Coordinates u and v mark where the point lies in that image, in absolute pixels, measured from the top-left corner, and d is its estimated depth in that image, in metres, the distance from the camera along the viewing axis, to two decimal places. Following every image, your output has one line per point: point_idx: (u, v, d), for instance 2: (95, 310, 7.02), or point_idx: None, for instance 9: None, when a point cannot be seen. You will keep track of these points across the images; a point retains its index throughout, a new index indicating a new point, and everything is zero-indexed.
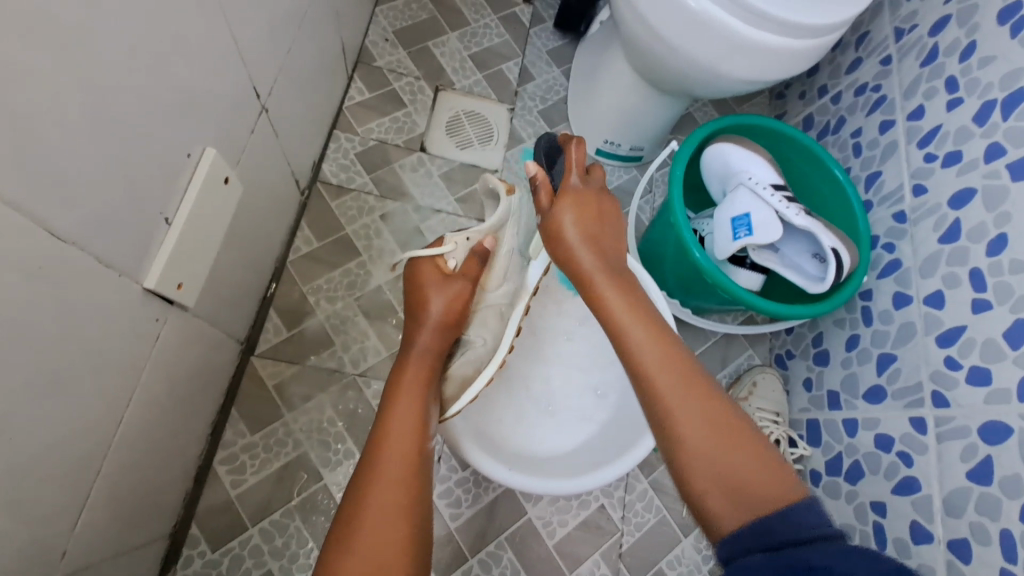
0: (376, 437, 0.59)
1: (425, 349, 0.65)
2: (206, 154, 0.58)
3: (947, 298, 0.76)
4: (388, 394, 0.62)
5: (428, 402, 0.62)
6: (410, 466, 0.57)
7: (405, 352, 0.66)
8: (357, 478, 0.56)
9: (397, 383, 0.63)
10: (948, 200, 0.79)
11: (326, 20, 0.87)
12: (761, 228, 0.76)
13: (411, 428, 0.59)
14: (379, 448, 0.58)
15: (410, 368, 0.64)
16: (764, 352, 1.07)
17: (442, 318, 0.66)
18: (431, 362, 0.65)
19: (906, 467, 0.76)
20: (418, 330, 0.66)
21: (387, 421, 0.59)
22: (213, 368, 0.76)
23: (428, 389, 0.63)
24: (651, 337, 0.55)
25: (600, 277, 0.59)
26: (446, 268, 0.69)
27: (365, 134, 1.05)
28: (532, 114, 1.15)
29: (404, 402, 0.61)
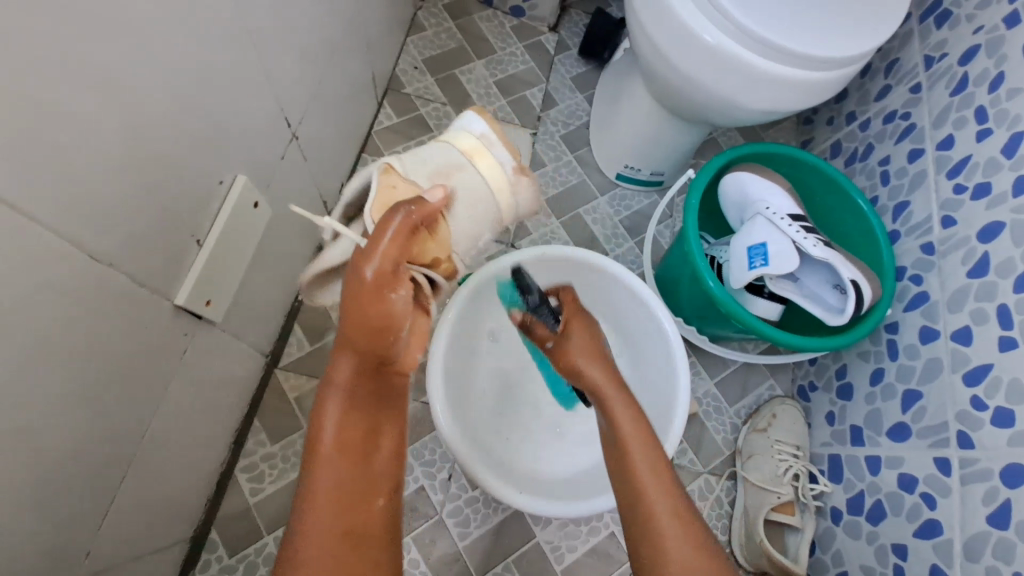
0: (297, 510, 0.46)
1: (347, 393, 0.47)
2: (237, 181, 0.62)
3: (975, 334, 0.73)
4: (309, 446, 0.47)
5: (353, 457, 0.47)
6: (361, 560, 0.45)
7: (325, 393, 0.47)
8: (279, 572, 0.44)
9: (313, 445, 0.47)
10: (977, 233, 0.76)
11: (356, 52, 0.92)
12: (778, 259, 0.75)
13: (339, 511, 0.46)
14: (295, 539, 0.44)
15: (328, 413, 0.47)
16: (786, 382, 1.04)
17: (374, 353, 0.47)
18: (353, 401, 0.48)
19: (929, 509, 0.73)
20: (338, 358, 0.47)
21: (308, 493, 0.46)
22: (238, 378, 0.80)
23: (360, 437, 0.48)
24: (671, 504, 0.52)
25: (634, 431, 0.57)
26: (349, 279, 0.45)
27: (392, 157, 1.10)
28: (554, 139, 1.18)
29: (326, 470, 0.46)
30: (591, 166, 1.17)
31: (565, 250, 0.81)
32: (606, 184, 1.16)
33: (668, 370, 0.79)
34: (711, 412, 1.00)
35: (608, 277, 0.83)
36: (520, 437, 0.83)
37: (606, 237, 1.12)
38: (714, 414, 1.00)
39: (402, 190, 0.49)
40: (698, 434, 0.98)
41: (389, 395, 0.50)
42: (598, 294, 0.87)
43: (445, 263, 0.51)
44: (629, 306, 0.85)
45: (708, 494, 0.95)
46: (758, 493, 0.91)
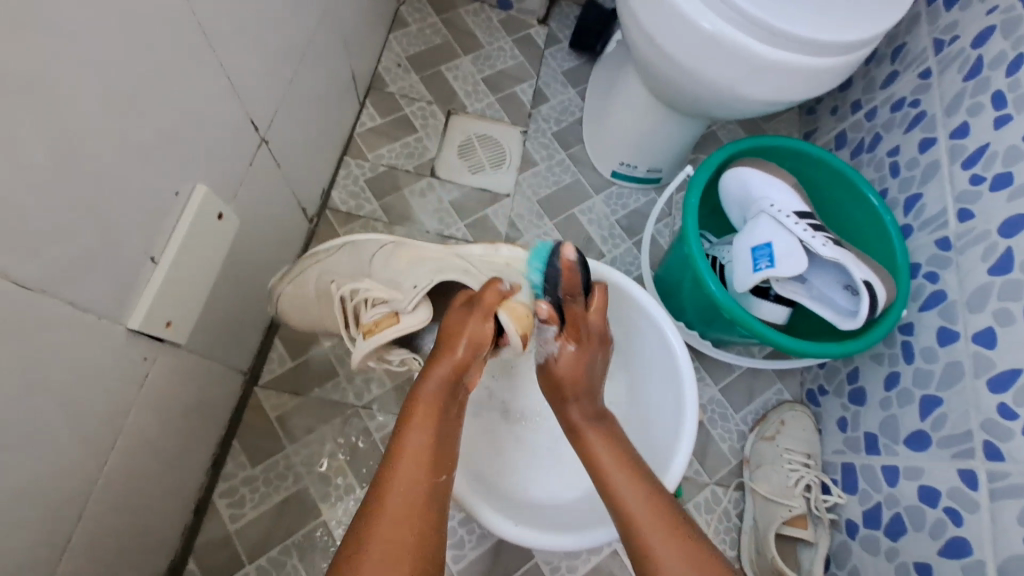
0: (383, 466, 0.49)
1: (437, 384, 0.54)
2: (195, 191, 0.57)
3: (1000, 336, 0.68)
4: (400, 421, 0.52)
5: (444, 436, 0.52)
6: (426, 516, 0.47)
7: (415, 387, 0.54)
8: (358, 519, 0.46)
9: (406, 413, 0.52)
10: (998, 227, 0.71)
11: (332, 50, 0.87)
12: (784, 260, 0.70)
13: (425, 471, 0.49)
14: (381, 494, 0.47)
15: (421, 408, 0.53)
16: (794, 386, 0.99)
17: (461, 366, 0.55)
18: (445, 400, 0.54)
19: (955, 526, 0.68)
20: (439, 362, 0.55)
21: (396, 457, 0.49)
22: (213, 400, 0.75)
23: (443, 424, 0.53)
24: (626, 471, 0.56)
25: (585, 421, 0.61)
26: (461, 338, 0.55)
27: (375, 160, 1.05)
28: (546, 137, 1.13)
29: (419, 432, 0.51)
30: (585, 163, 1.12)
31: None
32: (601, 182, 1.11)
33: (673, 388, 0.73)
34: (716, 419, 0.95)
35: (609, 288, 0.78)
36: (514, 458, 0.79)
37: (601, 237, 1.07)
38: (719, 421, 0.95)
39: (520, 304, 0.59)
40: (703, 443, 0.93)
41: (461, 406, 0.57)
42: (601, 304, 0.82)
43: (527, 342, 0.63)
44: (632, 318, 0.79)
45: (714, 507, 0.90)
46: (767, 506, 0.86)
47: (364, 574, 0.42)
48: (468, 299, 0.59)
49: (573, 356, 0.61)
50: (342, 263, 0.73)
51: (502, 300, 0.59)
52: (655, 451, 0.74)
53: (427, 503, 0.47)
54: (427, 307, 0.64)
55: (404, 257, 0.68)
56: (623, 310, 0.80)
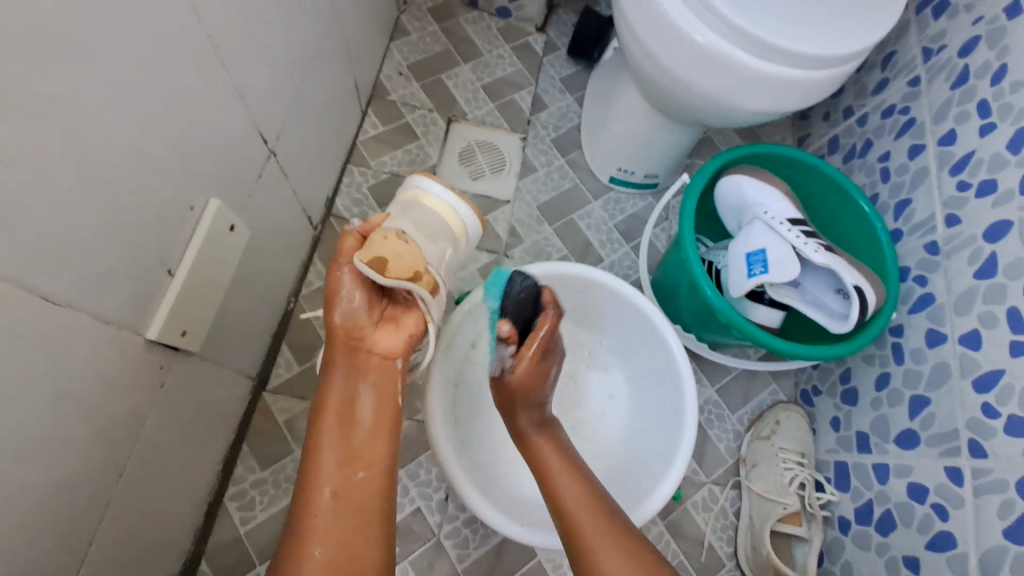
0: (307, 468, 0.58)
1: (343, 386, 0.61)
2: (210, 205, 0.60)
3: (984, 338, 0.71)
4: (315, 417, 0.60)
5: (356, 428, 0.59)
6: (367, 503, 0.57)
7: (325, 387, 0.61)
8: (295, 521, 0.55)
9: (319, 415, 0.60)
10: (984, 232, 0.74)
11: (336, 61, 0.89)
12: (778, 265, 0.72)
13: (341, 467, 0.58)
14: (310, 490, 0.57)
15: (331, 407, 0.60)
16: (789, 386, 1.01)
17: (352, 341, 0.61)
18: (348, 394, 0.60)
19: (942, 521, 0.70)
20: (331, 355, 0.61)
21: (314, 449, 0.58)
22: (223, 405, 0.77)
23: (352, 418, 0.60)
24: (569, 471, 0.63)
25: (558, 467, 0.63)
26: (335, 315, 0.60)
27: (378, 168, 1.07)
28: (545, 143, 1.15)
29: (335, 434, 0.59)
30: (583, 169, 1.14)
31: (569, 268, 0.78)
32: (599, 187, 1.13)
33: (672, 392, 0.76)
34: (712, 420, 0.98)
35: (614, 297, 0.80)
36: (520, 460, 0.82)
37: (600, 242, 1.09)
38: (716, 422, 0.98)
39: (388, 242, 0.59)
40: (700, 443, 0.96)
41: (378, 375, 0.61)
42: (603, 310, 0.84)
43: (426, 274, 0.60)
44: (633, 325, 0.82)
45: (712, 506, 0.92)
46: (763, 505, 0.89)
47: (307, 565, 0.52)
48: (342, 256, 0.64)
49: (529, 365, 0.64)
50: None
51: (362, 242, 0.62)
52: (654, 453, 0.76)
53: (359, 509, 0.56)
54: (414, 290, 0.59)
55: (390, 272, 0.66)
56: (625, 316, 0.82)
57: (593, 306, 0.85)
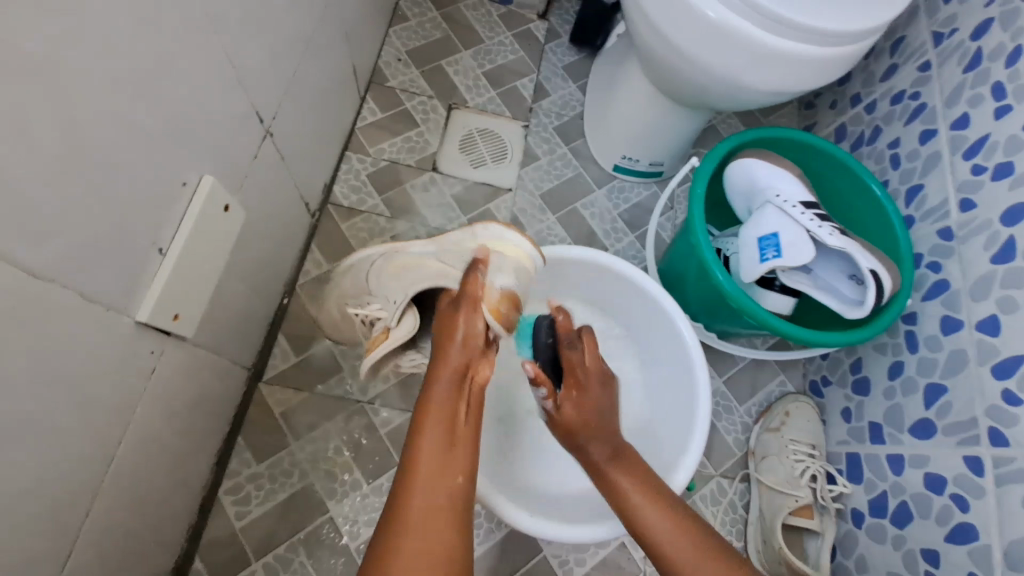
0: (401, 479, 0.47)
1: (445, 395, 0.51)
2: (204, 182, 0.57)
3: (1003, 323, 0.69)
4: (414, 426, 0.50)
5: (458, 444, 0.49)
6: (445, 520, 0.45)
7: (425, 394, 0.51)
8: (382, 533, 0.45)
9: (420, 420, 0.50)
10: (1001, 216, 0.72)
11: (334, 42, 0.87)
12: (792, 249, 0.70)
13: (441, 477, 0.47)
14: (404, 491, 0.46)
15: (435, 412, 0.50)
16: (797, 377, 1.00)
17: (461, 363, 0.52)
18: (454, 409, 0.50)
19: (961, 512, 0.68)
20: (438, 365, 0.52)
21: (413, 463, 0.48)
22: (218, 395, 0.74)
23: (455, 432, 0.50)
24: (673, 525, 0.52)
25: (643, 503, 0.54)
26: (456, 337, 0.53)
27: (377, 155, 1.04)
28: (547, 131, 1.13)
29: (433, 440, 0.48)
30: (586, 158, 1.12)
31: (578, 250, 0.76)
32: (603, 176, 1.11)
33: (686, 378, 0.74)
34: (720, 412, 0.96)
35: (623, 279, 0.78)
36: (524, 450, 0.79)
37: (604, 231, 1.07)
38: (723, 413, 0.96)
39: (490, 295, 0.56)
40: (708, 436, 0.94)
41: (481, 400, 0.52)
42: (612, 295, 0.82)
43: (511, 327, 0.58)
44: (643, 310, 0.79)
45: (720, 499, 0.90)
46: (773, 498, 0.87)
47: None
48: (452, 293, 0.57)
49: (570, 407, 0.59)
50: (349, 286, 0.70)
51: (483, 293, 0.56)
52: (667, 442, 0.74)
53: (451, 513, 0.46)
54: (415, 315, 0.58)
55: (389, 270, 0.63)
56: (635, 301, 0.80)
57: (601, 290, 0.82)
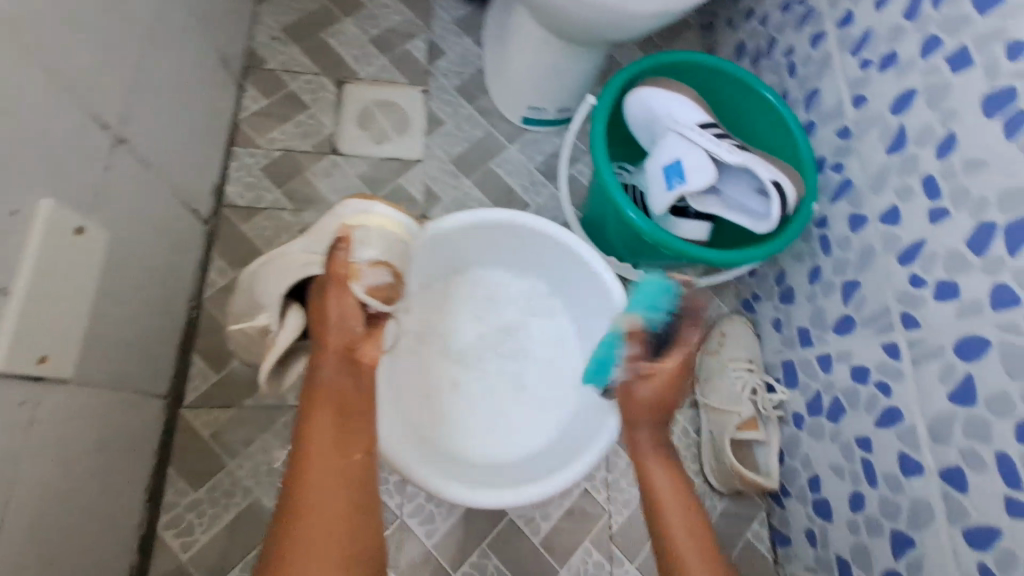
0: (298, 455, 0.53)
1: (328, 378, 0.55)
2: (37, 205, 0.51)
3: (902, 211, 0.70)
4: (305, 411, 0.55)
5: (348, 419, 0.55)
6: (339, 485, 0.52)
7: (311, 382, 0.56)
8: (285, 504, 0.51)
9: (310, 404, 0.55)
10: (891, 106, 0.73)
11: (187, 29, 0.78)
12: (695, 172, 0.69)
13: (333, 450, 0.53)
14: (301, 469, 0.52)
15: (323, 396, 0.55)
16: (731, 300, 1.01)
17: (343, 344, 0.56)
18: (341, 390, 0.55)
19: (886, 397, 0.70)
20: (320, 352, 0.56)
21: (306, 441, 0.53)
22: (129, 430, 0.69)
23: (344, 407, 0.55)
24: (675, 488, 0.61)
25: (667, 492, 0.61)
26: (330, 322, 0.55)
27: (268, 146, 0.97)
28: (448, 93, 1.08)
29: (321, 419, 0.54)
30: (494, 115, 1.08)
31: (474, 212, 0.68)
32: (514, 131, 1.07)
33: (610, 321, 0.69)
34: None
35: (531, 234, 0.70)
36: (457, 423, 0.71)
37: (523, 187, 1.04)
38: None
39: (369, 278, 0.56)
40: None
41: (369, 382, 0.57)
42: (523, 250, 0.74)
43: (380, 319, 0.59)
44: (558, 261, 0.73)
45: (673, 428, 0.93)
46: (719, 418, 0.89)
47: (294, 545, 0.48)
48: (317, 282, 0.57)
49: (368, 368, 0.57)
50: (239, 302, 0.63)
51: (337, 282, 0.55)
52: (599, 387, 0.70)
53: (347, 479, 0.52)
54: (296, 313, 0.56)
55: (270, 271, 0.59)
56: (548, 252, 0.73)
57: (509, 248, 0.74)
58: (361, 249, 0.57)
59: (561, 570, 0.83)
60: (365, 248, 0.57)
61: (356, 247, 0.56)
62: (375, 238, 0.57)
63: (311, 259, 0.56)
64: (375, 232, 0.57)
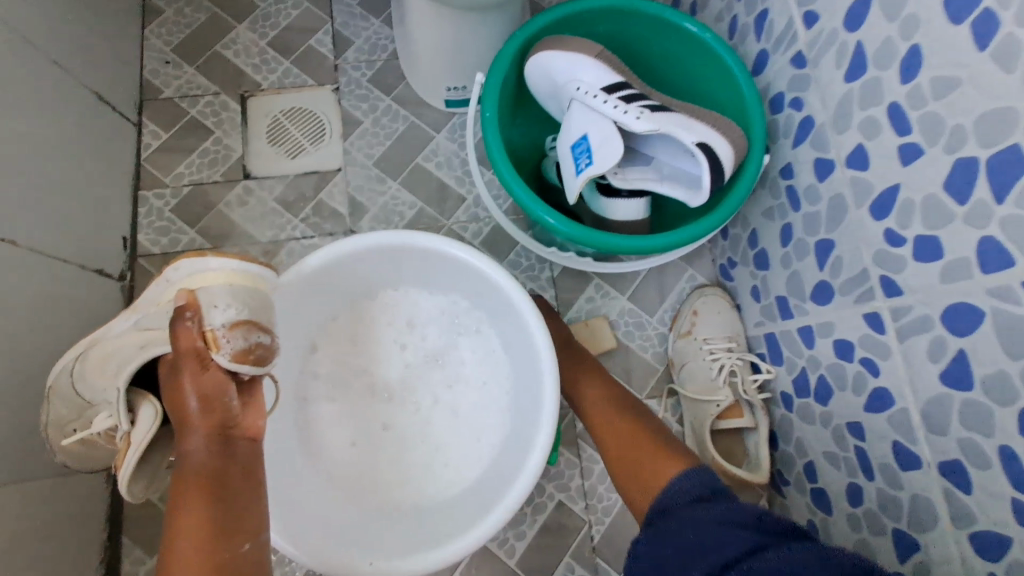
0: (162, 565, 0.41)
1: (197, 462, 0.44)
2: None
3: (870, 152, 0.57)
4: (169, 507, 0.43)
5: (223, 508, 0.43)
6: None
7: (178, 469, 0.44)
8: None
9: (176, 498, 0.43)
10: (844, 21, 0.58)
11: (33, 80, 0.72)
12: (602, 151, 0.58)
13: (205, 550, 0.41)
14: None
15: (189, 486, 0.43)
16: (706, 267, 0.89)
17: (215, 424, 0.45)
18: (214, 474, 0.44)
19: (873, 377, 0.59)
20: (185, 434, 0.44)
21: (171, 546, 0.41)
22: (60, 515, 0.67)
23: (219, 494, 0.43)
24: (615, 410, 0.67)
25: (604, 418, 0.67)
26: (190, 397, 0.44)
27: (175, 183, 0.90)
28: (361, 86, 0.97)
29: (188, 516, 0.42)
30: (415, 102, 0.97)
31: (347, 242, 0.59)
32: (439, 116, 0.96)
33: (526, 338, 0.60)
34: (632, 332, 0.87)
35: (423, 253, 0.61)
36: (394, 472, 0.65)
37: (457, 178, 0.94)
38: (636, 332, 0.87)
39: (230, 346, 0.46)
40: (625, 364, 0.86)
41: (251, 459, 0.46)
42: (426, 270, 0.65)
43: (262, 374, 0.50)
44: (465, 276, 0.63)
45: None
46: (699, 407, 0.79)
47: None
48: (170, 357, 0.47)
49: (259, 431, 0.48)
50: (63, 411, 0.55)
51: (195, 353, 0.45)
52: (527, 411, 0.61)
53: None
54: (151, 402, 0.49)
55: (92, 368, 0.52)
56: (451, 269, 0.63)
57: (411, 270, 0.65)
58: (213, 312, 0.47)
59: None
60: (216, 313, 0.47)
61: (203, 312, 0.47)
62: (228, 297, 0.48)
63: (148, 337, 0.50)
64: (223, 292, 0.48)
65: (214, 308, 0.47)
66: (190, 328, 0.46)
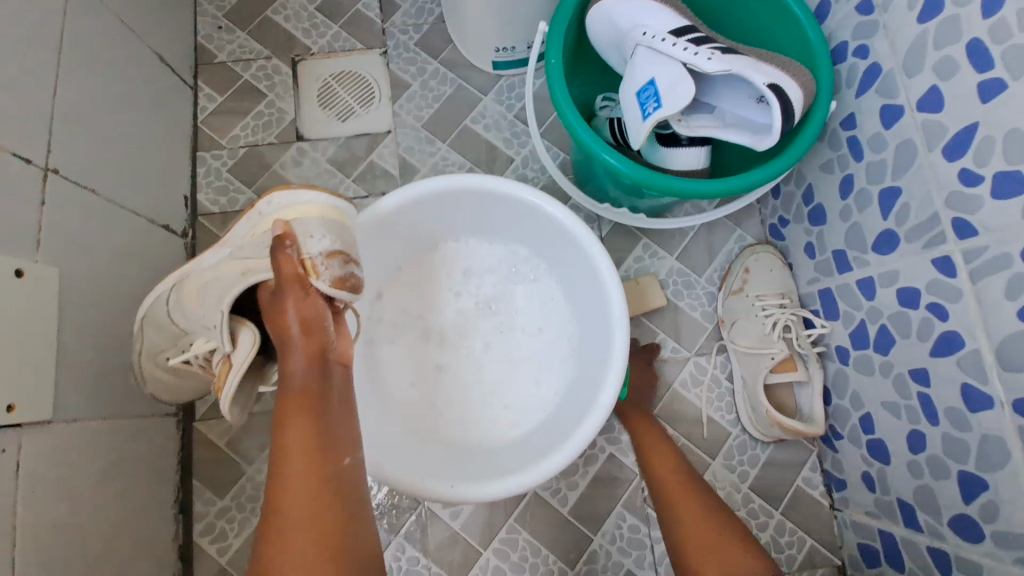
0: (273, 468, 0.45)
1: (300, 380, 0.47)
2: None
3: (945, 93, 0.56)
4: (276, 420, 0.46)
5: (325, 420, 0.46)
6: (320, 497, 0.44)
7: (282, 385, 0.47)
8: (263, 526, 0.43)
9: (282, 411, 0.46)
10: None
11: (105, 38, 0.74)
12: (671, 93, 0.58)
13: (309, 457, 0.44)
14: (278, 486, 0.44)
15: (294, 400, 0.46)
16: (756, 227, 0.89)
17: (314, 342, 0.48)
18: (317, 390, 0.47)
19: (942, 321, 0.59)
20: (287, 352, 0.48)
21: (280, 453, 0.45)
22: (140, 454, 0.71)
23: (321, 408, 0.47)
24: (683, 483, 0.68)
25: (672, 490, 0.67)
26: (292, 318, 0.48)
27: (232, 144, 0.93)
28: (409, 49, 0.98)
29: (295, 426, 0.45)
30: (462, 65, 0.98)
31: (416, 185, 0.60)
32: (486, 79, 0.97)
33: (592, 278, 0.61)
34: (681, 290, 0.87)
35: (488, 196, 0.62)
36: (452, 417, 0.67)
37: (504, 140, 0.95)
38: (684, 291, 0.87)
39: (324, 273, 0.49)
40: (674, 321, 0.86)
41: (345, 381, 0.50)
42: (487, 216, 0.66)
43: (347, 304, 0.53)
44: (527, 221, 0.65)
45: (702, 378, 0.84)
46: (752, 362, 0.80)
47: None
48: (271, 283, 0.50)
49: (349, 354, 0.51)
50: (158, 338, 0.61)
51: (296, 274, 0.48)
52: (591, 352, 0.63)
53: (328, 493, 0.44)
54: (250, 329, 0.54)
55: (185, 297, 0.57)
56: (513, 214, 0.65)
57: (472, 217, 0.66)
58: (311, 242, 0.50)
59: (595, 537, 0.80)
60: (313, 240, 0.50)
61: (299, 241, 0.49)
62: (321, 227, 0.51)
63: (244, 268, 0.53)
64: (314, 224, 0.51)
65: (310, 236, 0.50)
66: (290, 252, 0.49)
